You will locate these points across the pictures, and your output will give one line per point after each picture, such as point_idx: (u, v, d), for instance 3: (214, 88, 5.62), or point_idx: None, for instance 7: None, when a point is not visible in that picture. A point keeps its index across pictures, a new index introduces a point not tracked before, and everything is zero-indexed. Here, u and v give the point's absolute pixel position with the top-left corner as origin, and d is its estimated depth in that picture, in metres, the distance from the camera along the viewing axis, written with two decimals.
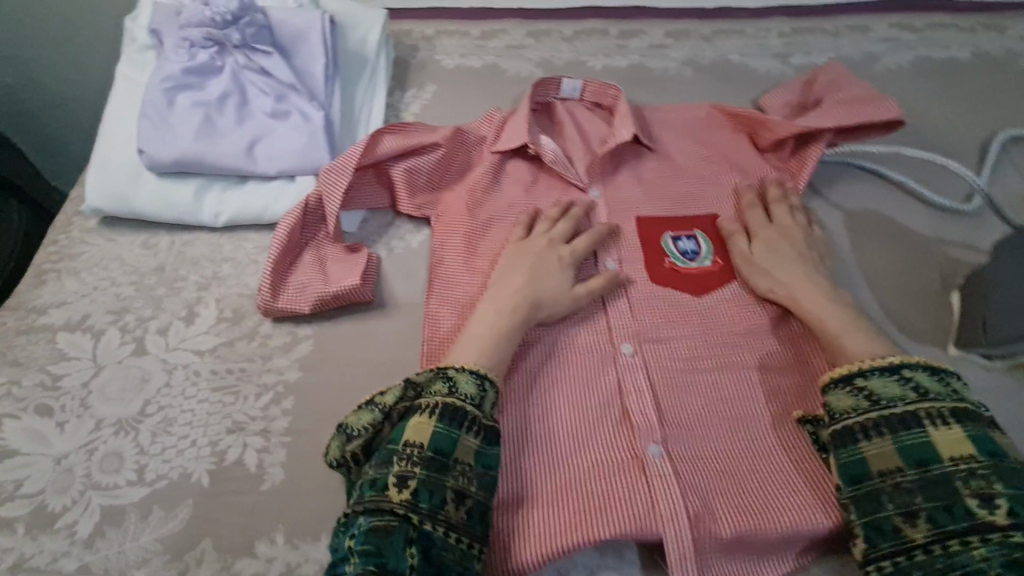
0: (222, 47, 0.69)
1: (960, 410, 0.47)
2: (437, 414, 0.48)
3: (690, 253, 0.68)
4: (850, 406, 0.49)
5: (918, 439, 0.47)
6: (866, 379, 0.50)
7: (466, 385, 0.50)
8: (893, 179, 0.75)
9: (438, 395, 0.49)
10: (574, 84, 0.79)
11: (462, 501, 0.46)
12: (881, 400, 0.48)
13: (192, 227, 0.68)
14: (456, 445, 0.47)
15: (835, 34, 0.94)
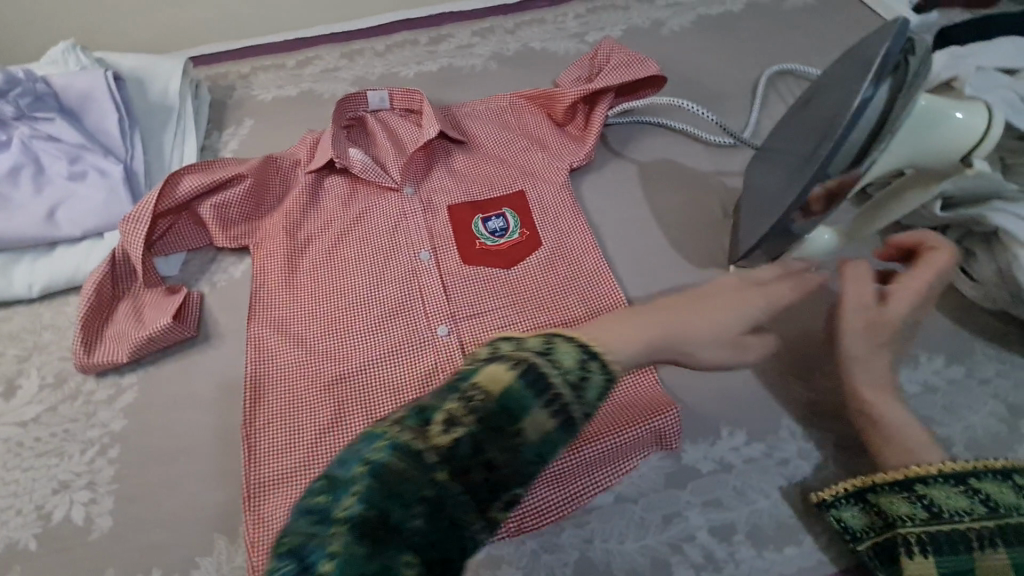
0: (4, 121, 0.70)
1: None
2: (518, 368, 0.39)
3: (499, 230, 0.73)
4: (906, 513, 0.46)
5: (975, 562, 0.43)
6: (927, 486, 0.46)
7: (568, 353, 0.42)
8: (676, 128, 0.83)
9: (534, 352, 0.41)
10: (380, 95, 0.82)
11: (410, 500, 0.34)
12: (941, 511, 0.45)
13: (6, 303, 0.68)
14: (525, 411, 0.38)
15: (625, 8, 1.03)
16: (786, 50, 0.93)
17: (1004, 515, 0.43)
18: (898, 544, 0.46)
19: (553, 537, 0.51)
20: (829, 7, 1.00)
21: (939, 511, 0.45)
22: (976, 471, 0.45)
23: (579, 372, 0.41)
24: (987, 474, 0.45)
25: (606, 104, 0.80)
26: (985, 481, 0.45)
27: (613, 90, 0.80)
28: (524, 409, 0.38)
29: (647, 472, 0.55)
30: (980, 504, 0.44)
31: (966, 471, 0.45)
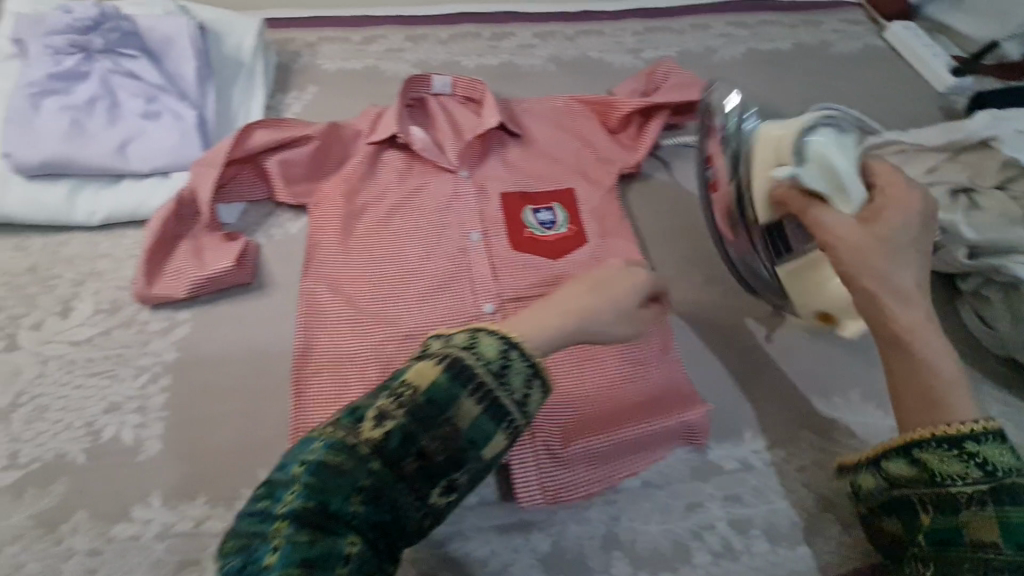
0: (88, 53, 0.72)
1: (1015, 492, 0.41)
2: (441, 363, 0.37)
3: (548, 223, 0.77)
4: (910, 475, 0.45)
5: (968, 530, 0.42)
6: (923, 450, 0.44)
7: (489, 347, 0.39)
8: None
9: (454, 348, 0.38)
10: (444, 81, 0.85)
11: (359, 487, 0.35)
12: (940, 478, 0.43)
13: (66, 227, 0.70)
14: (450, 403, 0.37)
15: (680, 32, 1.07)
16: (827, 93, 0.98)
17: (1002, 472, 0.42)
18: (911, 509, 0.45)
19: (584, 511, 0.54)
20: (871, 59, 1.06)
21: (939, 474, 0.43)
22: (977, 435, 0.42)
23: (500, 364, 0.38)
24: (986, 436, 0.42)
25: (661, 119, 0.84)
26: (980, 439, 0.42)
27: (668, 107, 0.85)
28: (451, 400, 0.37)
29: (674, 463, 0.58)
30: (983, 462, 0.42)
31: (961, 434, 0.42)
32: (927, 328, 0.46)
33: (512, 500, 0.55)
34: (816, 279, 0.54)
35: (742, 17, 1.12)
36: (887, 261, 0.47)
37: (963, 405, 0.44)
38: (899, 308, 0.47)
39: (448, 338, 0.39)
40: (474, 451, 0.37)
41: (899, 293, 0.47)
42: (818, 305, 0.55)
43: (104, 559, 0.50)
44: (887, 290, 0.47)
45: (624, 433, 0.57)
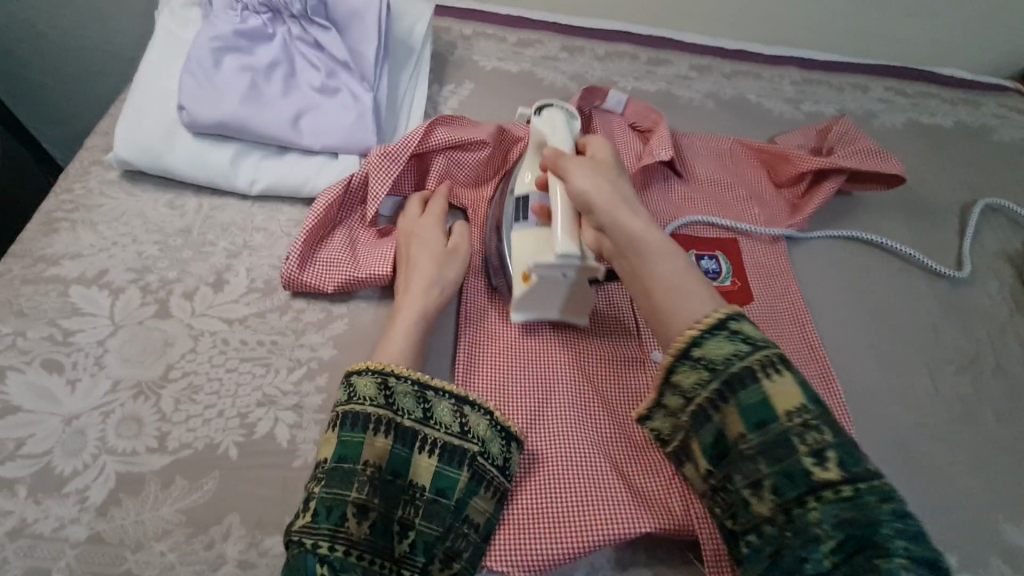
0: (276, 15, 0.68)
1: (764, 363, 0.43)
2: (338, 426, 0.48)
3: (712, 272, 0.71)
4: (701, 376, 0.45)
5: (754, 395, 0.43)
6: (700, 347, 0.45)
7: (364, 386, 0.49)
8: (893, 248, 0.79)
9: (340, 405, 0.49)
10: (619, 99, 0.81)
11: (364, 516, 0.45)
12: (714, 366, 0.44)
13: (221, 191, 0.66)
14: (361, 452, 0.46)
15: (840, 89, 1.02)
16: (993, 182, 0.93)
17: (761, 346, 0.44)
18: (701, 418, 0.45)
19: None
20: None
21: (712, 368, 0.44)
22: (733, 315, 0.46)
23: (423, 408, 0.49)
24: (738, 316, 0.46)
25: (838, 181, 0.79)
26: (738, 321, 0.45)
27: (847, 171, 0.79)
28: (403, 463, 0.47)
29: None
30: (738, 342, 0.44)
31: (726, 317, 0.46)
32: (667, 251, 0.51)
33: None
34: (541, 243, 0.57)
35: (903, 83, 1.06)
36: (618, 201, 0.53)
37: (703, 300, 0.47)
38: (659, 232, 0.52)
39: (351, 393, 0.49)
40: (401, 479, 0.46)
41: (612, 212, 0.53)
42: (524, 259, 0.58)
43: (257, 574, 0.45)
44: (646, 224, 0.52)
45: None
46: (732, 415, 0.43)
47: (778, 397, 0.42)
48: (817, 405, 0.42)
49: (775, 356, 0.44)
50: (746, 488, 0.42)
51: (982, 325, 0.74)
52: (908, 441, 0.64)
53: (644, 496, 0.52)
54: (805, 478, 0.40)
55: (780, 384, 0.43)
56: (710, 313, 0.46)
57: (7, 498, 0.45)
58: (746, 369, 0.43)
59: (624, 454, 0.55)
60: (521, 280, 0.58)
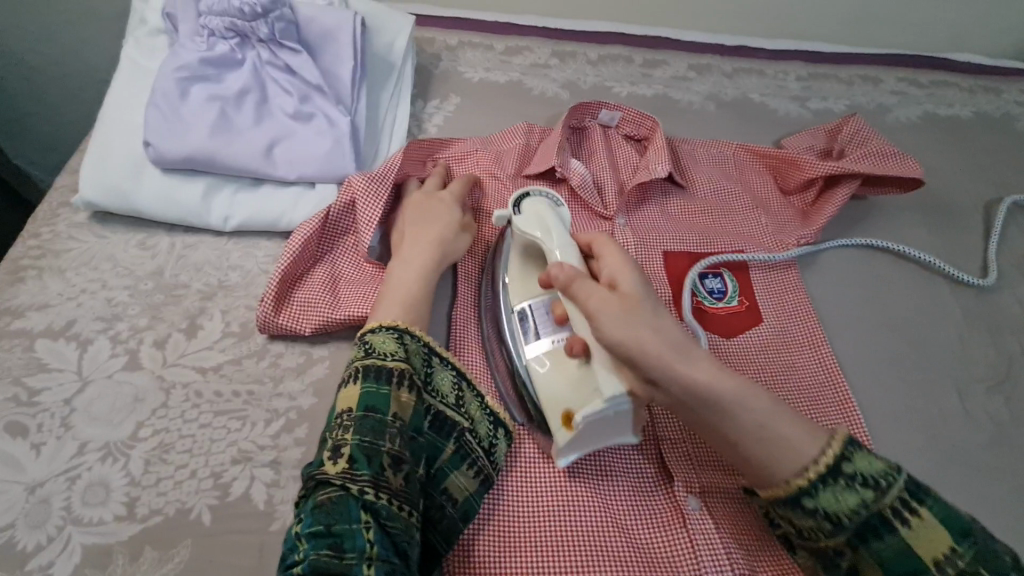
0: (244, 40, 0.65)
1: (844, 441, 0.43)
2: (360, 377, 0.46)
3: (717, 292, 0.67)
4: (798, 463, 0.42)
5: (839, 493, 0.41)
6: (770, 459, 0.43)
7: (383, 343, 0.48)
8: (913, 256, 0.74)
9: (358, 358, 0.47)
10: (612, 114, 0.78)
11: (399, 468, 0.43)
12: (787, 474, 0.43)
13: (195, 229, 0.63)
14: (389, 403, 0.45)
15: (849, 83, 0.97)
16: (1019, 176, 0.87)
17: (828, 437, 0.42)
18: (797, 515, 0.43)
19: None
20: None
21: (795, 478, 0.42)
22: (830, 443, 0.42)
23: (428, 377, 0.50)
24: (844, 443, 0.42)
25: (851, 187, 0.74)
26: (830, 445, 0.43)
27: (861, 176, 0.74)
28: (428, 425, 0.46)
29: None
30: (814, 451, 0.42)
31: (816, 463, 0.41)
32: (724, 377, 0.44)
33: None
34: (575, 380, 0.49)
35: (917, 72, 1.00)
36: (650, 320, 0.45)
37: (788, 426, 0.43)
38: (704, 361, 0.45)
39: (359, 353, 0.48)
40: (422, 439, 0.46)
41: (648, 342, 0.43)
42: (564, 400, 0.48)
43: None
44: (695, 352, 0.45)
45: None
46: (824, 513, 0.42)
47: (862, 482, 0.41)
48: (892, 469, 0.42)
49: (843, 438, 0.43)
50: (848, 560, 0.42)
51: (1012, 335, 0.69)
52: (937, 469, 0.59)
53: (645, 554, 0.48)
54: (896, 542, 0.41)
55: (855, 467, 0.42)
56: (802, 459, 0.42)
57: None
58: (823, 470, 0.42)
59: (622, 505, 0.51)
60: (564, 426, 0.48)
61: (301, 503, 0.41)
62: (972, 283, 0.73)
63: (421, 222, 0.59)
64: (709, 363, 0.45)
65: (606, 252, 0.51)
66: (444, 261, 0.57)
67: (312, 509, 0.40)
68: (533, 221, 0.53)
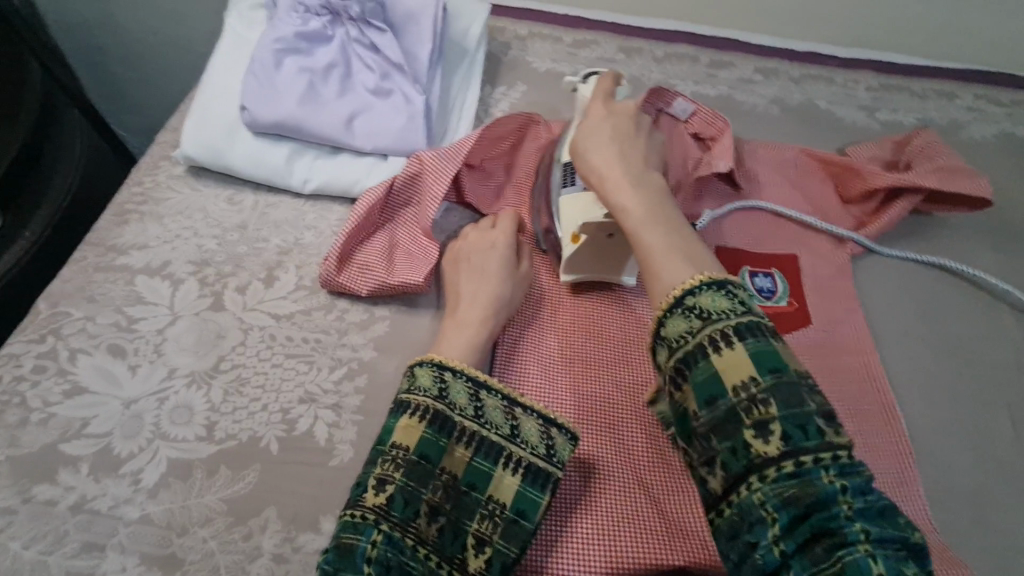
0: (335, 17, 0.70)
1: (763, 337, 0.40)
2: (426, 419, 0.48)
3: (766, 291, 0.68)
4: (689, 329, 0.41)
5: (715, 375, 0.40)
6: (689, 314, 0.41)
7: (457, 394, 0.50)
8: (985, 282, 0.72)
9: (429, 397, 0.49)
10: (685, 106, 0.77)
11: (435, 518, 0.46)
12: (701, 336, 0.41)
13: (277, 189, 0.68)
14: (442, 455, 0.48)
15: (922, 97, 0.95)
16: None
17: (748, 332, 0.40)
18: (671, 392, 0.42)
19: None
20: None
21: (672, 345, 0.42)
22: (692, 287, 0.42)
23: (511, 424, 0.50)
24: (702, 286, 0.42)
25: (913, 201, 0.74)
26: (698, 290, 0.42)
27: (926, 190, 0.73)
28: (486, 481, 0.48)
29: None
30: (688, 317, 0.41)
31: (685, 291, 0.42)
32: (660, 220, 0.48)
33: None
34: (588, 205, 0.58)
35: (996, 91, 0.97)
36: (596, 144, 0.55)
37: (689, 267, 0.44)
38: (645, 188, 0.51)
39: (421, 388, 0.50)
40: (477, 492, 0.47)
41: (603, 168, 0.53)
42: (574, 221, 0.59)
43: (289, 568, 0.46)
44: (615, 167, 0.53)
45: None
46: (689, 397, 0.41)
47: (733, 367, 0.39)
48: (774, 374, 0.39)
49: (733, 325, 0.40)
50: (703, 466, 0.40)
51: None
52: (979, 489, 0.58)
53: (680, 529, 0.50)
54: (744, 452, 0.38)
55: (730, 355, 0.39)
56: (688, 278, 0.43)
57: (70, 473, 0.49)
58: (696, 346, 0.41)
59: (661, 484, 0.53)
60: (570, 241, 0.60)
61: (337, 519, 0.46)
62: None
63: (482, 262, 0.60)
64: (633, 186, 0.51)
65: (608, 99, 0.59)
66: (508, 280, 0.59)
67: (336, 534, 0.44)
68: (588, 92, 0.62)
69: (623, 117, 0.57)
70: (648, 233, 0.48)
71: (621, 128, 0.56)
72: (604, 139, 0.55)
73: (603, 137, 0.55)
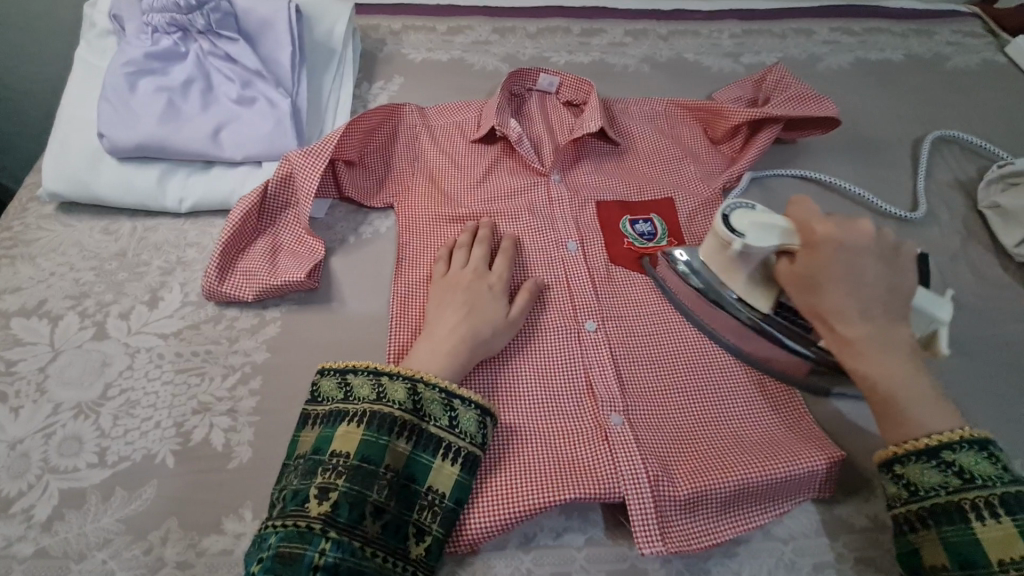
0: (186, 33, 0.70)
1: (1011, 497, 0.44)
2: (364, 422, 0.49)
3: (648, 235, 0.71)
4: (938, 482, 0.45)
5: (962, 536, 0.44)
6: (954, 453, 0.45)
7: (360, 386, 0.51)
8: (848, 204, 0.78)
9: (336, 402, 0.51)
10: (551, 79, 0.83)
11: (379, 517, 0.46)
12: (975, 479, 0.44)
13: (155, 213, 0.68)
14: (384, 453, 0.48)
15: (782, 37, 1.00)
16: (945, 111, 0.91)
17: (980, 483, 0.44)
18: (915, 529, 0.46)
19: (702, 563, 0.50)
20: (994, 75, 0.97)
21: (915, 491, 0.46)
22: (954, 443, 0.45)
23: (413, 399, 0.50)
24: (963, 444, 0.45)
25: (774, 131, 0.78)
26: (961, 448, 0.45)
27: (782, 121, 0.78)
28: (427, 474, 0.49)
29: (797, 514, 0.53)
30: (947, 473, 0.45)
31: (941, 444, 0.46)
32: (889, 362, 0.48)
33: (623, 543, 0.51)
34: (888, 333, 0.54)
35: (849, 22, 1.04)
36: (846, 283, 0.50)
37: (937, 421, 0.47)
38: (865, 324, 0.49)
39: (325, 395, 0.52)
40: (418, 484, 0.48)
41: (850, 317, 0.49)
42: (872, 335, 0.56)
43: (195, 573, 0.47)
44: (874, 342, 0.49)
45: (784, 466, 0.52)
46: (932, 543, 0.45)
47: (993, 540, 0.43)
48: None
49: (1000, 495, 0.44)
50: None
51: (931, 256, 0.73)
52: None
53: (573, 464, 0.53)
54: None
55: (998, 528, 0.43)
56: (939, 433, 0.46)
57: None
58: (955, 505, 0.44)
59: (554, 427, 0.56)
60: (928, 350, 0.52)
61: (275, 528, 0.45)
62: (904, 218, 0.76)
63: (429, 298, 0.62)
64: (862, 318, 0.49)
65: (815, 213, 0.53)
66: (443, 295, 0.61)
67: (276, 546, 0.44)
68: (763, 231, 0.53)
69: (838, 242, 0.50)
70: (921, 407, 0.47)
71: (890, 263, 0.51)
72: (840, 285, 0.50)
73: (852, 271, 0.50)
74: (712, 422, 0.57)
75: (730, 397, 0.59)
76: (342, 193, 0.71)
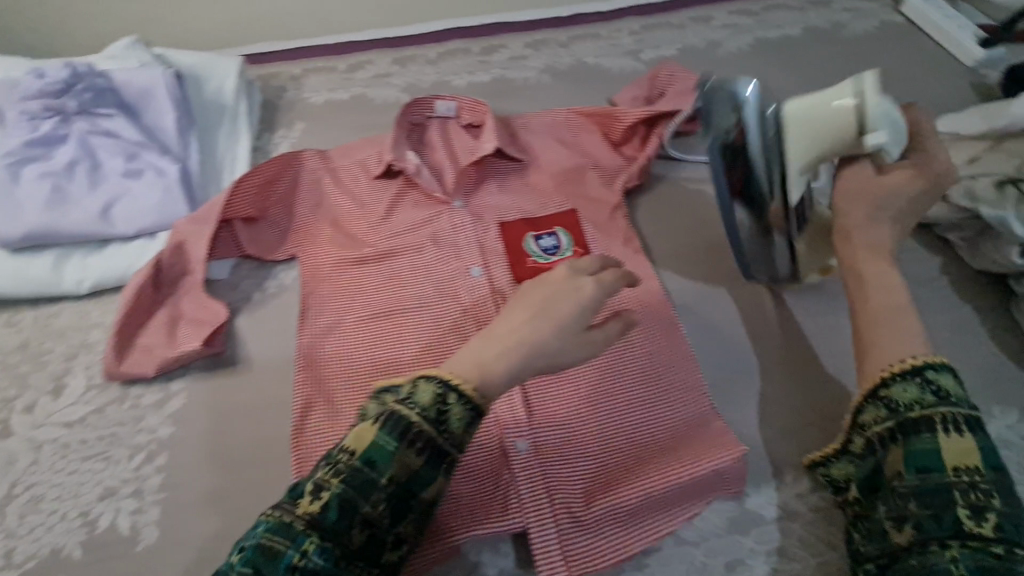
0: (64, 116, 0.70)
1: (977, 418, 0.42)
2: (381, 421, 0.41)
3: (551, 249, 0.71)
4: (914, 398, 0.43)
5: (927, 445, 0.41)
6: (936, 373, 0.44)
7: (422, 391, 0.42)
8: None
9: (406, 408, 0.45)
10: (448, 105, 0.83)
11: (369, 526, 0.40)
12: (951, 397, 0.43)
13: (56, 298, 0.68)
14: (389, 461, 0.41)
15: (681, 27, 1.01)
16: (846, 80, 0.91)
17: (958, 403, 0.43)
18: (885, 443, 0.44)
19: None
20: (893, 36, 0.98)
21: (892, 407, 0.44)
22: (933, 364, 0.44)
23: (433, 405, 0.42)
24: (942, 366, 0.44)
25: (670, 125, 0.79)
26: (940, 370, 0.44)
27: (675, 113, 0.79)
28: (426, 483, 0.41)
29: (708, 516, 0.53)
30: (930, 392, 0.43)
31: (924, 364, 0.44)
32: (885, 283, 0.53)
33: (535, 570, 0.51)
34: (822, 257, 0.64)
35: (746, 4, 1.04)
36: (892, 204, 0.56)
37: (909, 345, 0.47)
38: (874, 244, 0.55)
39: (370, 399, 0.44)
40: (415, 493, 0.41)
41: (874, 244, 0.55)
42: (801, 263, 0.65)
43: None
44: (880, 262, 0.54)
45: (687, 473, 0.52)
46: (901, 454, 0.42)
47: (957, 450, 0.41)
48: (996, 472, 0.40)
49: (969, 414, 0.42)
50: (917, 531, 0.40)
51: None
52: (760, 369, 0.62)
53: (475, 498, 0.53)
54: (945, 525, 0.39)
55: (963, 441, 0.41)
56: (905, 358, 0.46)
57: None
58: (925, 418, 0.42)
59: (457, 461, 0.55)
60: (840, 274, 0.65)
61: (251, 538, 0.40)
62: None
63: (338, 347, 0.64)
64: (878, 235, 0.56)
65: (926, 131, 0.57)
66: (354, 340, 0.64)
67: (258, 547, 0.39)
68: (889, 125, 0.55)
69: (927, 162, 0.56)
70: (886, 339, 0.48)
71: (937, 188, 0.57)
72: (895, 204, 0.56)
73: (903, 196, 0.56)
74: (622, 435, 0.56)
75: (642, 406, 0.58)
76: (243, 251, 0.71)
